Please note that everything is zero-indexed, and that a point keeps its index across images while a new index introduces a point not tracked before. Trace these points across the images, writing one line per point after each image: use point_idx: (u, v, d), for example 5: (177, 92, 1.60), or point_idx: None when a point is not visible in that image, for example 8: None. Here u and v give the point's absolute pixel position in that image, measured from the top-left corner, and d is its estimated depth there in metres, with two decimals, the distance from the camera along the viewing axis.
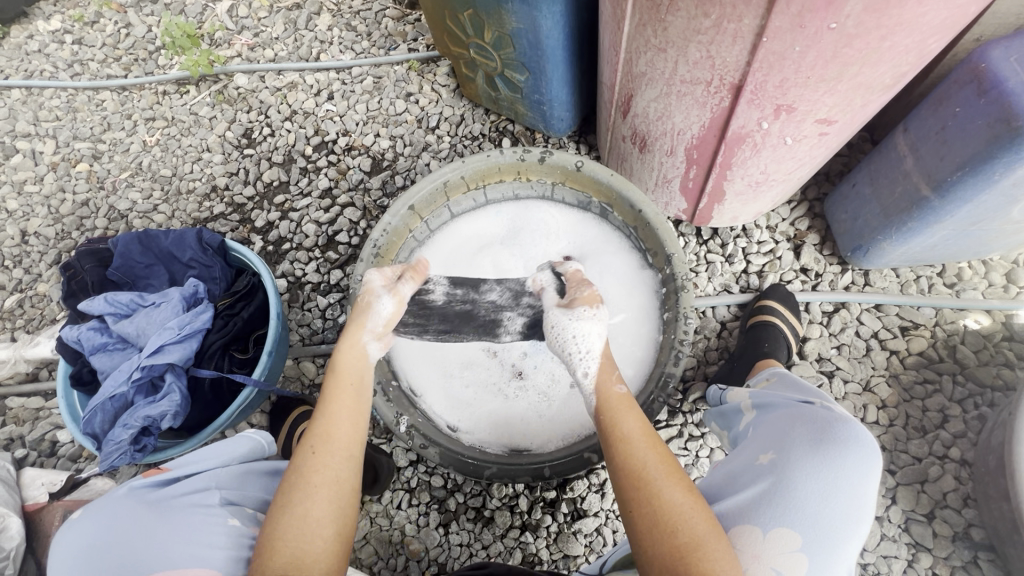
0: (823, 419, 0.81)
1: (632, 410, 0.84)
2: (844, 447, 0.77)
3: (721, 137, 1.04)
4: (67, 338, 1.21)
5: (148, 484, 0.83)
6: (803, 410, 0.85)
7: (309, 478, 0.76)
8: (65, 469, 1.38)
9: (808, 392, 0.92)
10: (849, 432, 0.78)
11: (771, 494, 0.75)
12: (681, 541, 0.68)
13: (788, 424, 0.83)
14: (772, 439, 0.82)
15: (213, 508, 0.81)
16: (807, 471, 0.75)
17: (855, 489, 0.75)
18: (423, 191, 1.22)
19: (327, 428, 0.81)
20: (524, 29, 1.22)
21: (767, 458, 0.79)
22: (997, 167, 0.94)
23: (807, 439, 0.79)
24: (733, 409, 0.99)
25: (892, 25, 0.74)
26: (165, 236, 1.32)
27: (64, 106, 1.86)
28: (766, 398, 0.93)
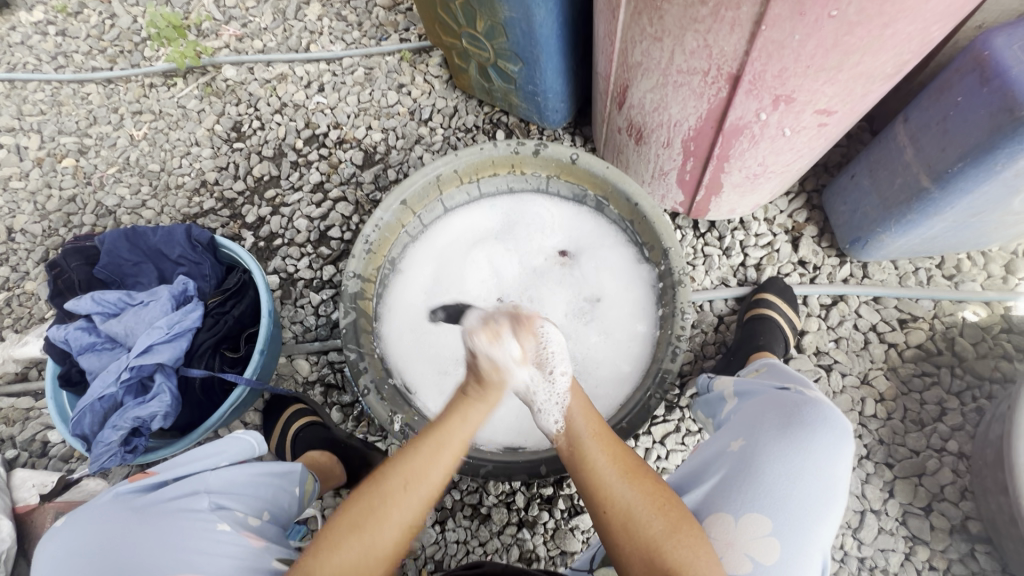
0: (792, 403, 0.81)
1: (585, 415, 0.85)
2: (812, 429, 0.76)
3: (718, 128, 1.02)
4: (54, 338, 1.19)
5: (134, 490, 0.81)
6: (776, 396, 0.84)
7: (386, 515, 0.70)
8: (57, 470, 1.37)
9: (784, 378, 0.91)
10: (817, 414, 0.78)
11: (741, 480, 0.74)
12: (649, 536, 0.69)
13: (759, 409, 0.83)
14: (742, 426, 0.81)
15: (202, 513, 0.80)
16: (774, 455, 0.74)
17: (824, 471, 0.74)
18: (416, 185, 1.20)
19: (421, 467, 0.74)
20: (517, 19, 1.19)
21: (737, 445, 0.78)
22: (999, 158, 0.93)
23: (775, 423, 0.78)
24: (716, 399, 0.98)
25: (895, 12, 0.72)
26: (153, 233, 1.30)
27: (49, 100, 1.82)
28: (744, 387, 0.92)
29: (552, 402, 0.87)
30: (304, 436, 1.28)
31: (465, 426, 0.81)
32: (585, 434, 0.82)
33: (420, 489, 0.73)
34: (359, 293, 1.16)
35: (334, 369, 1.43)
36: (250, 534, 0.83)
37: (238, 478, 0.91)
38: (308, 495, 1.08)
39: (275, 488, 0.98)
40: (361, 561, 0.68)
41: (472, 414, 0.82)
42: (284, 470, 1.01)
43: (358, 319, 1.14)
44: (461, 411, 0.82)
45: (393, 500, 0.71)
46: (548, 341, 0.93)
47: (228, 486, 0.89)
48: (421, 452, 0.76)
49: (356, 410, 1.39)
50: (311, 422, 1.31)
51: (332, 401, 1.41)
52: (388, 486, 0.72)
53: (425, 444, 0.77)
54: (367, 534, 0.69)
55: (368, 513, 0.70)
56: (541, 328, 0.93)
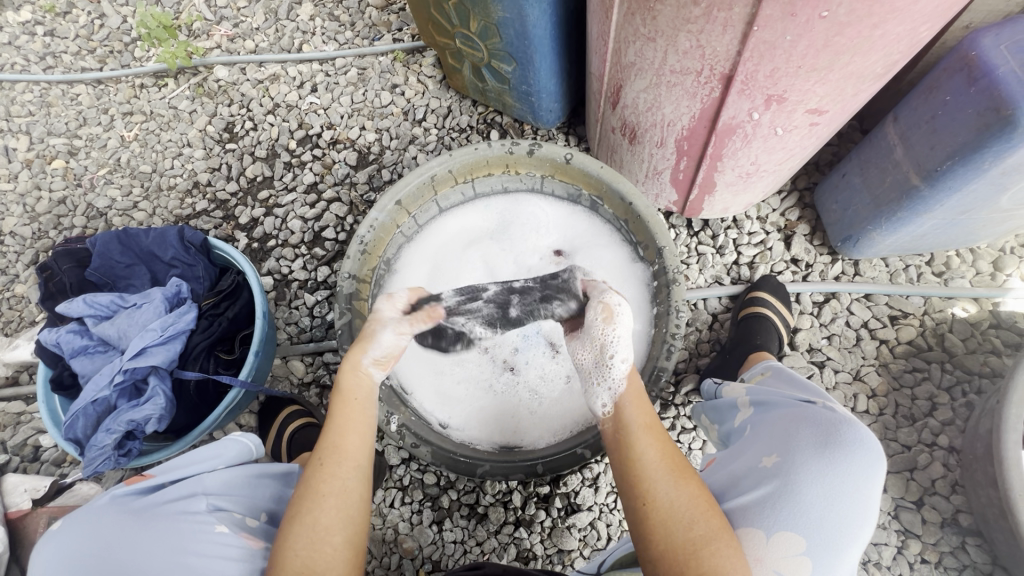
0: (828, 420, 0.77)
1: (636, 406, 0.84)
2: (850, 450, 0.73)
3: (712, 128, 1.03)
4: (46, 341, 1.18)
5: (131, 492, 0.81)
6: (807, 410, 0.81)
7: (319, 497, 0.75)
8: (49, 474, 1.35)
9: (806, 389, 0.89)
10: (855, 435, 0.74)
11: (776, 497, 0.71)
12: (690, 539, 0.69)
13: (792, 424, 0.79)
14: (775, 440, 0.78)
15: (200, 515, 0.80)
16: (813, 474, 0.71)
17: (859, 491, 0.71)
18: (410, 186, 1.20)
19: (335, 441, 0.80)
20: (510, 19, 1.19)
21: (771, 461, 0.75)
22: (987, 157, 0.94)
23: (812, 441, 0.75)
24: (728, 406, 0.96)
25: (884, 14, 0.73)
26: (145, 235, 1.29)
27: (38, 101, 1.80)
28: (765, 397, 0.90)
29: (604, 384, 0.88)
30: (300, 437, 1.28)
31: (361, 396, 0.87)
32: (634, 427, 0.81)
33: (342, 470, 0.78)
34: (354, 294, 1.16)
35: (330, 371, 1.42)
36: (248, 535, 0.83)
37: (234, 480, 0.91)
38: None
39: (273, 489, 0.98)
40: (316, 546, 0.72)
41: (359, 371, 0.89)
42: (281, 471, 1.01)
43: (353, 320, 1.15)
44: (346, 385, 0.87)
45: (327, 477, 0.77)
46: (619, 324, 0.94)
47: (226, 488, 0.89)
48: (334, 428, 0.82)
49: None
50: (307, 423, 1.30)
51: (327, 402, 1.40)
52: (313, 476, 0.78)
53: (334, 419, 0.84)
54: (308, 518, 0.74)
55: (300, 498, 0.76)
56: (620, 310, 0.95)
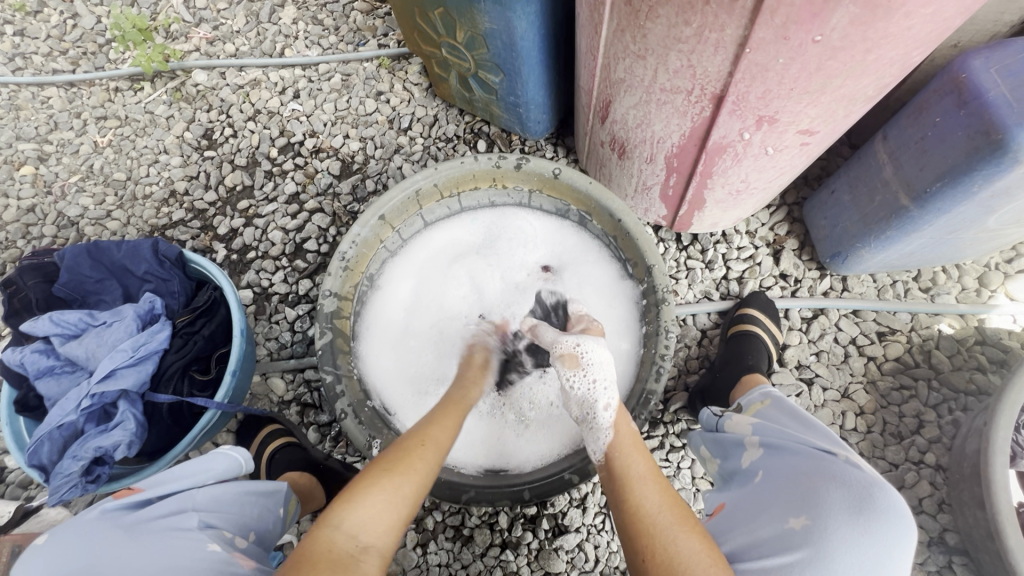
0: (856, 480, 0.71)
1: (642, 456, 0.88)
2: (884, 518, 0.67)
3: (702, 146, 1.01)
4: (9, 362, 1.12)
5: (120, 508, 0.78)
6: (833, 464, 0.74)
7: (413, 466, 0.84)
8: (14, 498, 1.30)
9: (819, 432, 0.82)
10: (887, 500, 0.68)
11: (809, 566, 0.65)
12: None
13: (815, 482, 0.73)
14: (804, 500, 0.71)
15: (192, 531, 0.77)
16: (848, 543, 0.65)
17: (894, 562, 0.65)
18: (395, 200, 1.17)
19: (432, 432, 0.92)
20: (497, 30, 1.16)
21: (802, 524, 0.69)
22: (977, 180, 0.93)
23: (845, 504, 0.68)
24: (733, 442, 0.92)
25: (878, 39, 0.71)
26: (117, 248, 1.24)
27: (6, 104, 1.73)
28: (774, 439, 0.84)
29: (597, 437, 0.94)
30: (279, 457, 1.23)
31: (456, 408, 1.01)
32: (637, 472, 0.84)
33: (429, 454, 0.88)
34: (336, 312, 1.13)
35: (311, 388, 1.38)
36: (240, 554, 0.79)
37: (225, 496, 0.88)
38: (291, 515, 1.05)
39: (261, 508, 0.95)
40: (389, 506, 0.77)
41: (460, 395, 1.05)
42: (270, 488, 0.98)
43: (334, 339, 1.11)
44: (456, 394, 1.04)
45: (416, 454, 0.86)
46: (588, 366, 1.00)
47: (216, 504, 0.86)
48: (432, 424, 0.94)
49: (333, 431, 1.35)
50: (287, 443, 1.26)
51: (308, 421, 1.36)
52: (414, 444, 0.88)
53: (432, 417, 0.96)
54: (396, 477, 0.81)
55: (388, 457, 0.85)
56: (583, 353, 1.01)
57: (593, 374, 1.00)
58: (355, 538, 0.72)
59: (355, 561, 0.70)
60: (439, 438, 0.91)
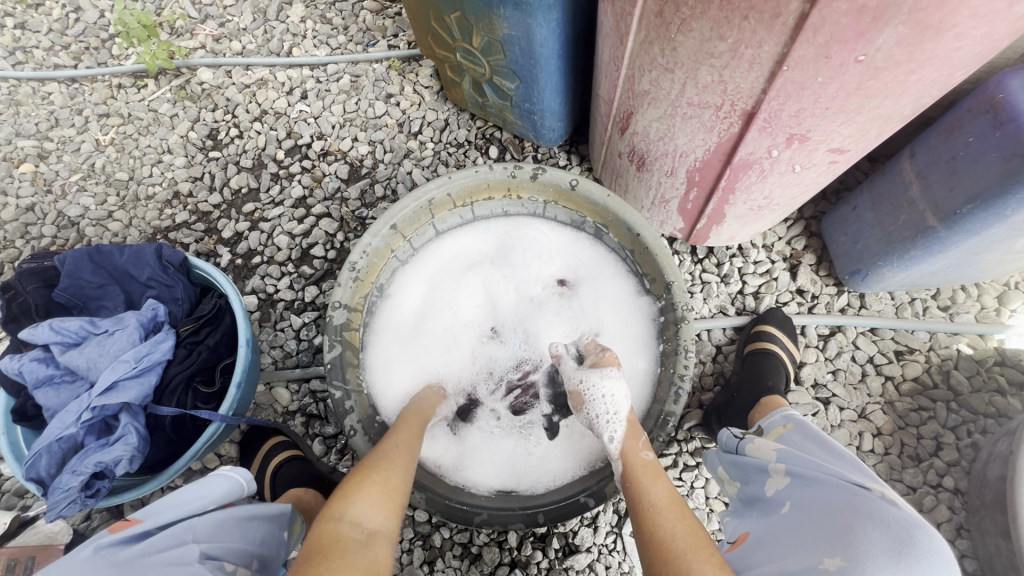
0: (898, 521, 0.65)
1: (659, 486, 0.86)
2: (928, 563, 0.61)
3: (727, 162, 0.98)
4: (7, 370, 1.08)
5: (116, 543, 0.76)
6: (866, 501, 0.70)
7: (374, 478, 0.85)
8: (10, 508, 1.26)
9: (853, 464, 0.78)
10: (933, 546, 0.62)
11: None
12: None
13: (850, 521, 0.68)
14: (837, 538, 0.67)
15: (191, 568, 0.77)
16: None
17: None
18: (407, 210, 1.14)
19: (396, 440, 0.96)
20: (516, 37, 1.13)
21: (834, 564, 0.64)
22: (1010, 203, 0.91)
23: (882, 546, 0.63)
24: (757, 468, 0.89)
25: (923, 60, 0.68)
26: (120, 253, 1.20)
27: (6, 99, 1.69)
28: (806, 471, 0.80)
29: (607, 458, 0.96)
30: (283, 472, 1.19)
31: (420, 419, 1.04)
32: (658, 502, 0.82)
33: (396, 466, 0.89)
34: (346, 324, 1.10)
35: (317, 399, 1.35)
36: None
37: (227, 524, 0.86)
38: (294, 539, 1.02)
39: (264, 532, 0.92)
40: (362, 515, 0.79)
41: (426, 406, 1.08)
42: (275, 511, 0.95)
43: (344, 353, 1.08)
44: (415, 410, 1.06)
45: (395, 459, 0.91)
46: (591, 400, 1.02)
47: (216, 532, 0.84)
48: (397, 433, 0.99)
49: (339, 443, 1.32)
50: (293, 457, 1.22)
51: (313, 432, 1.33)
52: (385, 457, 0.91)
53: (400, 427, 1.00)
54: (387, 478, 0.86)
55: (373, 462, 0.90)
56: (587, 387, 1.04)
57: (597, 408, 1.01)
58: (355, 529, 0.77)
59: (364, 545, 0.76)
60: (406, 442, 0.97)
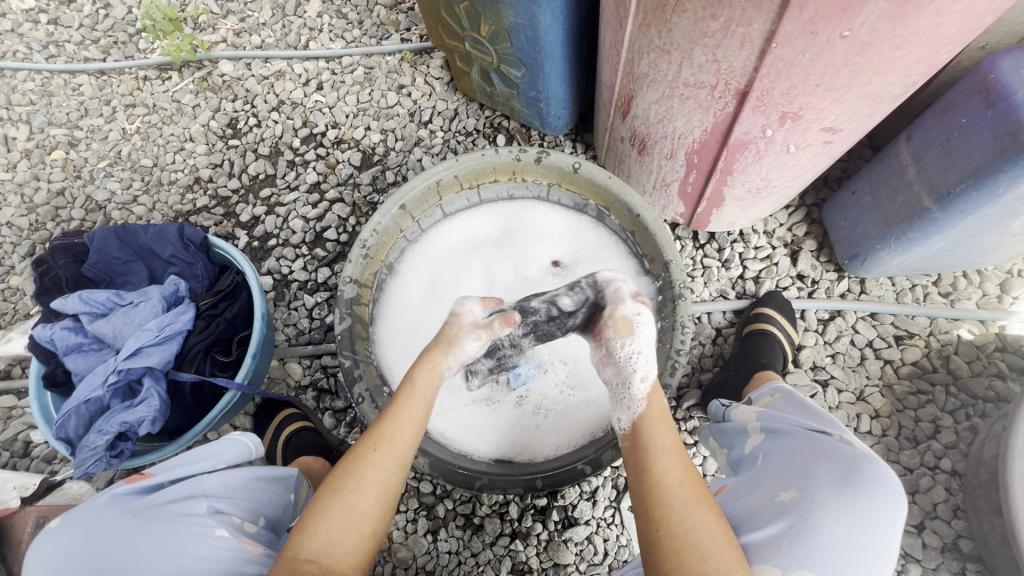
0: (846, 455, 0.73)
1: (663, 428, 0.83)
2: (871, 491, 0.69)
3: (724, 142, 1.01)
4: (39, 338, 1.15)
5: (131, 492, 0.81)
6: (821, 442, 0.76)
7: (364, 476, 0.77)
8: (39, 471, 1.33)
9: (815, 415, 0.85)
10: (875, 473, 0.71)
11: (797, 536, 0.67)
12: (705, 568, 0.65)
13: (804, 457, 0.75)
14: (791, 473, 0.74)
15: (200, 518, 0.79)
16: (834, 514, 0.68)
17: (881, 532, 0.68)
18: (415, 190, 1.18)
19: (388, 429, 0.82)
20: (522, 25, 1.18)
21: (790, 496, 0.71)
22: (1002, 181, 0.93)
23: (833, 478, 0.71)
24: (738, 429, 0.92)
25: (907, 35, 0.71)
26: (144, 231, 1.27)
27: (39, 90, 1.78)
28: (773, 424, 0.85)
29: (625, 405, 0.90)
30: (295, 441, 1.25)
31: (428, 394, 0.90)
32: (661, 445, 0.81)
33: (389, 453, 0.80)
34: (355, 298, 1.14)
35: (327, 374, 1.40)
36: (247, 540, 0.82)
37: (235, 481, 0.90)
38: (301, 501, 1.07)
39: (272, 493, 0.97)
40: (351, 520, 0.74)
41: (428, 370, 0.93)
42: (280, 475, 1.00)
43: (353, 325, 1.13)
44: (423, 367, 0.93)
45: (393, 435, 0.82)
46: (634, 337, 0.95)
47: (225, 489, 0.88)
48: (390, 417, 0.84)
49: (349, 417, 1.37)
50: (304, 427, 1.28)
51: (324, 406, 1.39)
52: (361, 451, 0.80)
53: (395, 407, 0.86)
54: (372, 485, 0.77)
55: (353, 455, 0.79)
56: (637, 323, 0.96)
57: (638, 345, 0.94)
58: (316, 563, 0.70)
59: None
60: (399, 433, 0.83)
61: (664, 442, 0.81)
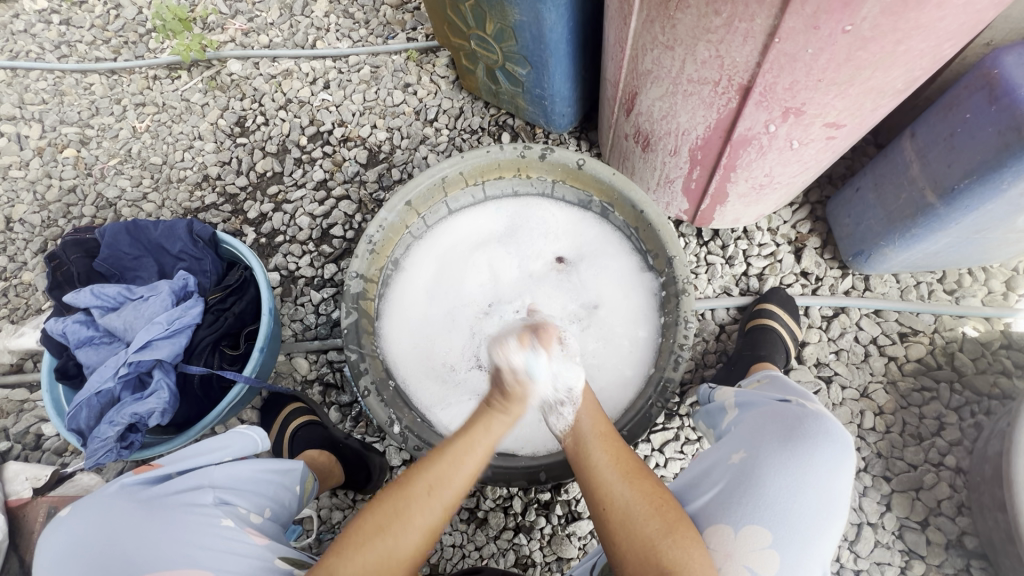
0: (794, 416, 0.79)
1: (590, 416, 0.89)
2: (814, 445, 0.74)
3: (727, 138, 1.02)
4: (51, 331, 1.17)
5: (140, 482, 0.82)
6: (775, 408, 0.83)
7: (410, 518, 0.73)
8: (50, 463, 1.36)
9: (782, 390, 0.90)
10: (816, 427, 0.76)
11: (741, 490, 0.73)
12: (646, 533, 0.71)
13: (757, 422, 0.81)
14: (743, 437, 0.80)
15: (206, 508, 0.80)
16: (777, 467, 0.73)
17: (824, 483, 0.73)
18: (421, 186, 1.19)
19: (444, 474, 0.78)
20: (527, 23, 1.19)
21: (739, 456, 0.77)
22: (1006, 177, 0.93)
23: (777, 435, 0.77)
24: (715, 409, 0.97)
25: (909, 29, 0.72)
26: (154, 227, 1.28)
27: (52, 89, 1.80)
28: (742, 399, 0.91)
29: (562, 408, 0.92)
30: (301, 434, 1.27)
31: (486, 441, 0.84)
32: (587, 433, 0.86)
33: (443, 495, 0.76)
34: (361, 293, 1.16)
35: (334, 369, 1.42)
36: (253, 531, 0.83)
37: (242, 473, 0.91)
38: (307, 493, 1.08)
39: (277, 485, 0.98)
40: (395, 545, 0.71)
41: (495, 425, 0.86)
42: (286, 467, 1.01)
43: (359, 319, 1.14)
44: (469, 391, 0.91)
45: (446, 481, 0.77)
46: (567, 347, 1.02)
47: (232, 480, 0.89)
48: (448, 459, 0.79)
49: (354, 411, 1.39)
50: (310, 420, 1.30)
51: (330, 400, 1.40)
52: (415, 490, 0.75)
53: (455, 448, 0.81)
54: (415, 531, 0.73)
55: (404, 495, 0.75)
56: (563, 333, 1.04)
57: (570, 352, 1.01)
58: None
59: None
60: (453, 477, 0.78)
61: (586, 428, 0.87)
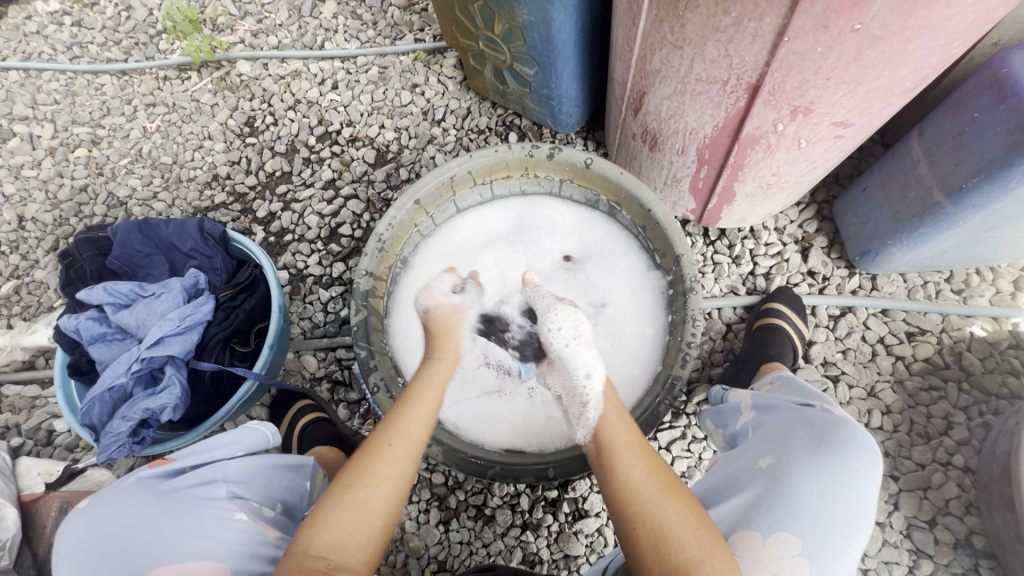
0: (822, 422, 0.79)
1: (622, 427, 0.88)
2: (843, 452, 0.74)
3: (735, 137, 1.03)
4: (65, 327, 1.19)
5: (155, 475, 0.83)
6: (803, 413, 0.82)
7: (376, 472, 0.78)
8: (62, 459, 1.37)
9: (803, 392, 0.90)
10: (846, 434, 0.76)
11: (772, 498, 0.73)
12: (682, 557, 0.68)
13: (784, 427, 0.81)
14: (770, 442, 0.80)
15: (219, 502, 0.81)
16: (807, 474, 0.73)
17: (854, 492, 0.73)
18: (430, 185, 1.20)
19: (399, 425, 0.84)
20: (535, 23, 1.20)
21: (766, 463, 0.77)
22: (1014, 175, 0.93)
23: (806, 441, 0.77)
24: (731, 410, 0.97)
25: (918, 28, 0.72)
26: (165, 225, 1.29)
27: (63, 90, 1.82)
28: (764, 401, 0.91)
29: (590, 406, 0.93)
30: (310, 431, 1.28)
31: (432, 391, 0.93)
32: (624, 445, 0.84)
33: (402, 446, 0.83)
34: (371, 291, 1.16)
35: (342, 367, 1.43)
36: (265, 525, 0.84)
37: (254, 468, 0.92)
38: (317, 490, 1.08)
39: (289, 480, 0.99)
40: (358, 520, 0.74)
41: (431, 373, 0.96)
42: (297, 463, 1.02)
43: (369, 317, 1.15)
44: (426, 369, 0.97)
45: (401, 435, 0.84)
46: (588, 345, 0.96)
47: (244, 475, 0.90)
48: (399, 414, 0.87)
49: (363, 408, 1.40)
50: (318, 418, 1.30)
51: (338, 398, 1.41)
52: (372, 445, 0.82)
53: (402, 404, 0.89)
54: (382, 483, 0.78)
55: (363, 454, 0.81)
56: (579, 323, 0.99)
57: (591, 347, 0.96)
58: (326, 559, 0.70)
59: None
60: (410, 429, 0.85)
61: (619, 440, 0.85)
